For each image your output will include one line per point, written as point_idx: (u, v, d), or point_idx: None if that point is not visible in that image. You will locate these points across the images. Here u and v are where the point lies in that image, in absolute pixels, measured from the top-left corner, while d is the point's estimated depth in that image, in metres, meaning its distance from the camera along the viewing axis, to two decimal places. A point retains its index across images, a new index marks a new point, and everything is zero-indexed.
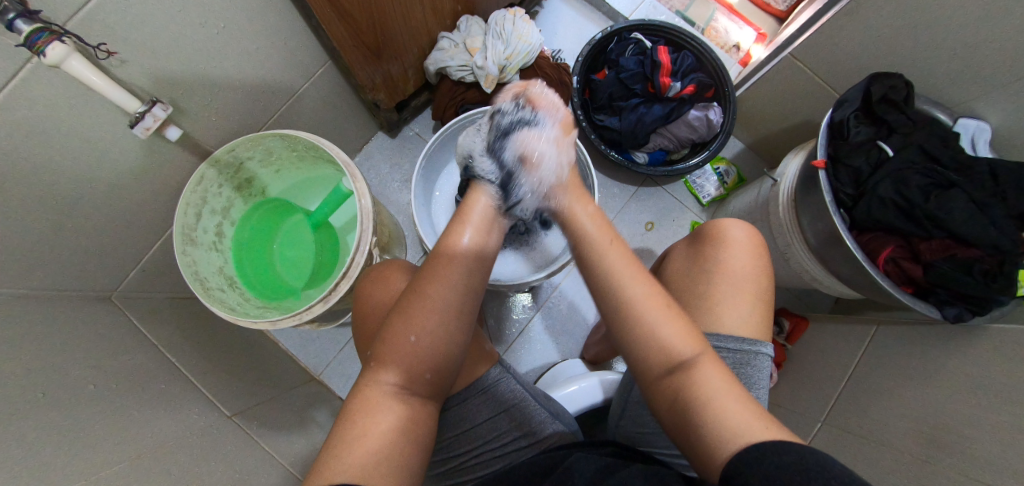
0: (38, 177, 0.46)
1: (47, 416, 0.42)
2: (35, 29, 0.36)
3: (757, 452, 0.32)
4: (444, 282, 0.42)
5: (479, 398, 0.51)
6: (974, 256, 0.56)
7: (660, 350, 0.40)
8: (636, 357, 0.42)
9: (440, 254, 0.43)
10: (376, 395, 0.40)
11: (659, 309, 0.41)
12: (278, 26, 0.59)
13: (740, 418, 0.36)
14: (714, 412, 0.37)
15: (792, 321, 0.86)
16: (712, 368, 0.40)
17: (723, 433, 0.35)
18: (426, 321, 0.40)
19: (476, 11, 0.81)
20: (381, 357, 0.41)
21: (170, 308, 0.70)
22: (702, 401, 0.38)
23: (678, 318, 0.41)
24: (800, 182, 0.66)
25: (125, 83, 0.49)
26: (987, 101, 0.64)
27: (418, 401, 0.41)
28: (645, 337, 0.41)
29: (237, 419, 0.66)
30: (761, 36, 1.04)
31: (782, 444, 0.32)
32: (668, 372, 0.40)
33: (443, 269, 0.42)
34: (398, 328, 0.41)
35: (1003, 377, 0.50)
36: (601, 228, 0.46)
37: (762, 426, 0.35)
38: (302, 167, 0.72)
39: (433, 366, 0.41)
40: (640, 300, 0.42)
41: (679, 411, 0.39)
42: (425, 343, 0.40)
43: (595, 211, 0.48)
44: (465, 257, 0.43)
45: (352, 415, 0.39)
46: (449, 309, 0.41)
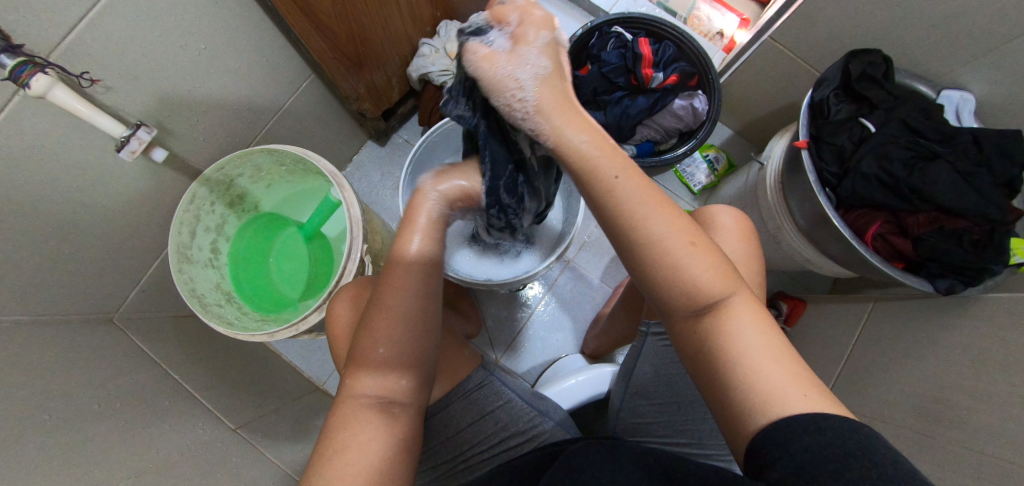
0: (32, 206, 0.48)
1: (53, 438, 0.43)
2: (19, 62, 0.38)
3: (788, 432, 0.30)
4: (404, 292, 0.42)
5: (462, 401, 0.52)
6: (964, 227, 0.56)
7: (685, 293, 0.35)
8: (662, 299, 0.37)
9: (392, 264, 0.43)
10: (354, 409, 0.40)
11: (687, 248, 0.35)
12: (259, 43, 0.60)
13: (770, 381, 0.34)
14: (746, 373, 0.34)
15: (790, 304, 0.86)
16: (743, 309, 0.36)
17: (755, 400, 0.33)
18: (392, 333, 0.41)
19: (456, 16, 0.82)
20: (357, 370, 0.41)
21: (172, 327, 0.71)
22: (729, 355, 0.35)
23: (708, 253, 0.36)
24: (785, 163, 0.66)
25: (113, 109, 0.50)
26: (968, 72, 0.64)
27: (402, 410, 0.42)
28: (671, 276, 0.35)
29: (241, 431, 0.67)
30: (744, 22, 1.04)
31: (815, 420, 0.30)
32: (695, 314, 0.36)
33: (400, 275, 0.42)
34: (365, 343, 0.41)
35: (999, 346, 0.49)
36: (607, 151, 0.35)
37: (798, 393, 0.33)
38: (292, 180, 0.73)
39: (409, 373, 0.42)
40: (667, 237, 0.34)
41: (706, 363, 0.36)
42: (393, 354, 0.41)
43: (590, 140, 0.34)
44: (417, 265, 0.43)
45: (334, 434, 0.39)
46: (410, 317, 0.42)
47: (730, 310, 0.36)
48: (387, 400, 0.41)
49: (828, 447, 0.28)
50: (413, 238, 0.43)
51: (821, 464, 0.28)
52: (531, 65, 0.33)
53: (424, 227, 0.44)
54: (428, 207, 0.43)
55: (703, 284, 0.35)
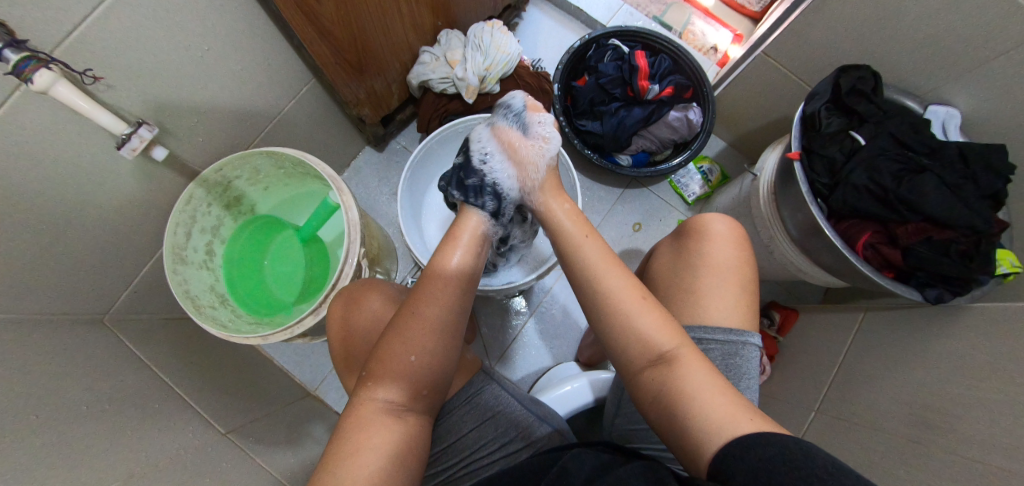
0: (27, 202, 0.47)
1: (39, 437, 0.42)
2: (23, 57, 0.38)
3: (742, 446, 0.32)
4: (440, 301, 0.44)
5: (464, 407, 0.53)
6: (951, 237, 0.56)
7: (639, 342, 0.42)
8: (623, 353, 0.43)
9: (434, 271, 0.46)
10: (371, 412, 0.40)
11: (636, 302, 0.44)
12: (262, 46, 0.60)
13: (720, 409, 0.36)
14: (700, 406, 0.37)
15: (782, 313, 0.87)
16: (692, 357, 0.41)
17: (708, 427, 0.36)
18: (422, 338, 0.43)
19: (456, 25, 0.83)
20: (380, 374, 0.42)
21: (163, 328, 0.70)
22: (684, 394, 0.38)
23: (655, 308, 0.43)
24: (778, 174, 0.67)
25: (114, 107, 0.50)
26: (952, 88, 0.66)
27: (412, 418, 0.43)
28: (624, 329, 0.43)
29: (231, 436, 0.66)
30: (737, 38, 1.07)
31: (765, 436, 0.32)
32: (652, 364, 0.41)
33: (438, 286, 0.45)
34: (395, 347, 0.42)
35: (987, 356, 0.50)
36: (579, 222, 0.50)
37: (745, 418, 0.35)
38: (289, 183, 0.73)
39: (426, 386, 0.44)
40: (619, 290, 0.44)
41: (665, 405, 0.39)
42: (423, 362, 0.43)
43: (571, 208, 0.52)
44: (457, 276, 0.46)
45: (346, 434, 0.39)
46: (443, 327, 0.44)
47: (680, 360, 0.40)
48: (400, 407, 0.42)
49: (773, 456, 0.30)
50: (454, 252, 0.48)
51: (768, 469, 0.29)
52: (543, 158, 0.55)
53: (462, 245, 0.49)
54: (472, 229, 0.50)
55: (652, 335, 0.42)
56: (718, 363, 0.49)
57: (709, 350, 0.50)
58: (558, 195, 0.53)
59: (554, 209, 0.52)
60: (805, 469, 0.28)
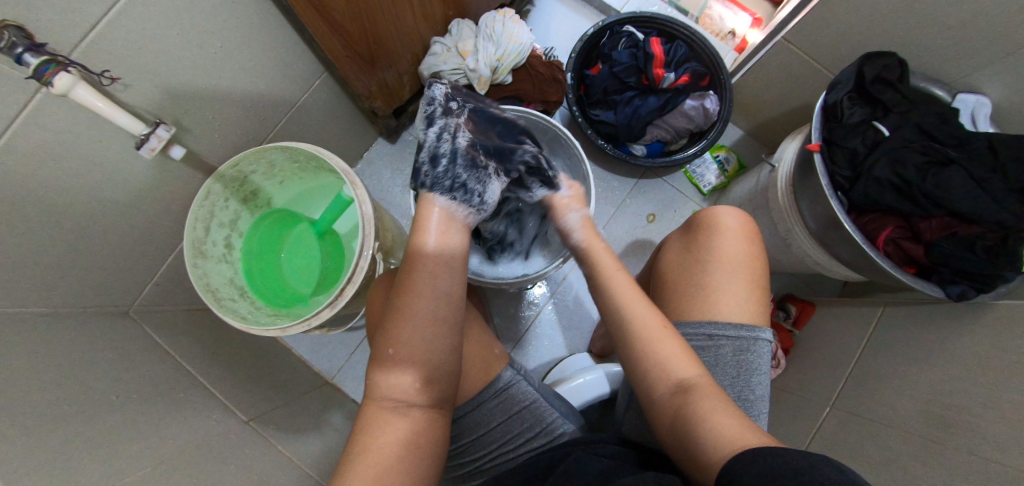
0: (51, 202, 0.49)
1: (71, 428, 0.44)
2: (42, 61, 0.38)
3: (751, 457, 0.32)
4: (416, 295, 0.44)
5: (494, 400, 0.52)
6: (977, 233, 0.55)
7: (657, 366, 0.45)
8: (644, 378, 0.45)
9: (413, 257, 0.47)
10: (375, 411, 0.42)
11: (655, 329, 0.46)
12: (274, 42, 0.60)
13: (725, 428, 0.37)
14: (704, 427, 0.38)
15: (798, 307, 0.86)
16: (706, 390, 0.42)
17: (709, 445, 0.36)
18: (405, 331, 0.43)
19: (467, 15, 0.82)
20: (377, 373, 0.43)
21: (185, 320, 0.73)
22: (696, 416, 0.39)
23: (673, 338, 0.46)
24: (796, 166, 0.66)
25: (132, 107, 0.51)
26: (983, 75, 0.63)
27: (423, 413, 0.43)
28: (643, 356, 0.45)
29: (254, 424, 0.68)
30: (756, 21, 1.04)
31: (770, 451, 0.32)
32: (671, 391, 0.43)
33: (416, 281, 0.45)
34: (379, 344, 0.44)
35: (1010, 355, 0.49)
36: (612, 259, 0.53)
37: (755, 439, 0.36)
38: (304, 177, 0.74)
39: (422, 376, 0.43)
40: (641, 318, 0.47)
41: (675, 421, 0.41)
42: (403, 354, 0.43)
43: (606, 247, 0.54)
44: (427, 263, 0.46)
45: (359, 434, 0.41)
46: (427, 319, 0.43)
47: (697, 388, 0.42)
48: (406, 405, 0.42)
49: (780, 463, 0.30)
50: (426, 237, 0.48)
51: (775, 474, 0.29)
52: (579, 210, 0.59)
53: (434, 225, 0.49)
54: (435, 214, 0.50)
55: (668, 363, 0.44)
56: (729, 361, 0.49)
57: (720, 346, 0.49)
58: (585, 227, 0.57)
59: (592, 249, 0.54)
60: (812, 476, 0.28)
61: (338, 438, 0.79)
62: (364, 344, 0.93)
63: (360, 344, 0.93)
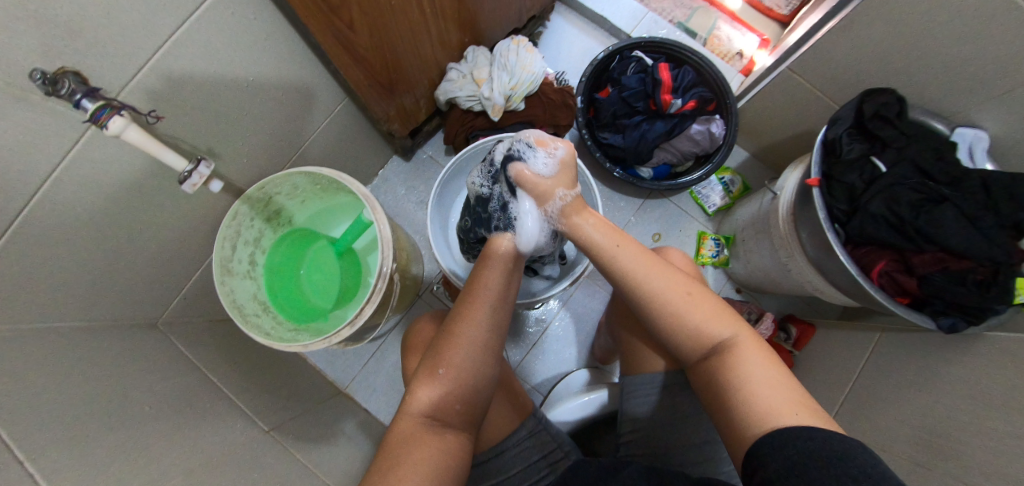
0: (93, 227, 0.52)
1: (112, 439, 0.48)
2: (99, 106, 0.42)
3: (789, 433, 0.37)
4: (469, 321, 0.49)
5: (517, 448, 0.58)
6: (968, 267, 0.57)
7: (693, 334, 0.48)
8: (679, 344, 0.49)
9: (472, 282, 0.53)
10: (412, 428, 0.46)
11: (682, 296, 0.48)
12: (300, 73, 0.64)
13: (765, 401, 0.41)
14: (747, 389, 0.43)
15: (799, 328, 0.89)
16: (744, 347, 0.46)
17: (752, 420, 0.41)
18: (457, 357, 0.48)
19: (482, 41, 0.85)
20: (423, 390, 0.47)
21: (209, 332, 0.76)
22: (738, 381, 0.44)
23: (704, 300, 0.49)
24: (797, 197, 0.68)
25: (170, 138, 0.54)
26: (981, 110, 0.66)
27: (452, 435, 0.47)
28: (679, 326, 0.48)
29: (274, 433, 0.71)
30: (764, 43, 1.07)
31: (807, 430, 0.37)
32: (708, 357, 0.47)
33: (471, 310, 0.50)
34: (432, 363, 0.49)
35: (998, 387, 0.52)
36: (608, 230, 0.54)
37: (790, 408, 0.40)
38: (324, 198, 0.77)
39: (461, 399, 0.48)
40: (667, 290, 0.49)
41: (717, 392, 0.45)
42: (453, 375, 0.48)
43: (595, 220, 0.54)
44: (490, 295, 0.51)
45: (390, 447, 0.44)
46: (473, 346, 0.49)
47: (738, 347, 0.46)
48: (441, 426, 0.47)
49: (820, 447, 0.35)
50: (500, 245, 0.56)
51: (813, 461, 0.34)
52: (562, 192, 0.55)
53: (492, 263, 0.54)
54: (503, 249, 0.56)
55: (707, 327, 0.47)
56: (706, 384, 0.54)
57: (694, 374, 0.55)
58: (582, 213, 0.56)
59: (581, 226, 0.54)
60: (848, 463, 0.33)
61: (352, 446, 0.82)
62: (376, 355, 0.97)
63: (372, 355, 0.97)
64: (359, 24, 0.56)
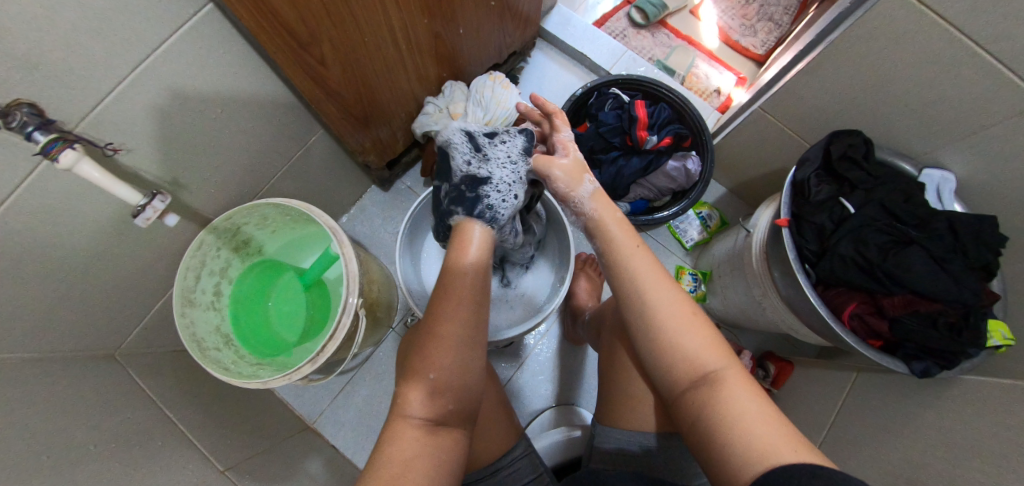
0: (45, 255, 0.51)
1: (50, 477, 0.44)
2: (51, 139, 0.41)
3: (788, 479, 0.36)
4: (454, 315, 0.48)
5: (511, 468, 0.57)
6: (938, 310, 0.57)
7: (688, 356, 0.47)
8: (670, 365, 0.48)
9: (449, 277, 0.52)
10: (404, 428, 0.44)
11: (682, 317, 0.48)
12: (271, 104, 0.64)
13: (763, 441, 0.39)
14: (735, 422, 0.41)
15: (778, 366, 0.88)
16: (735, 378, 0.45)
17: (749, 458, 0.39)
18: (444, 357, 0.47)
19: (461, 76, 0.86)
20: (414, 394, 0.46)
21: (169, 364, 0.74)
22: (728, 414, 0.42)
23: (701, 325, 0.48)
24: (768, 237, 0.68)
25: (132, 168, 0.53)
26: (946, 152, 0.67)
27: (445, 432, 0.46)
28: (673, 348, 0.48)
29: (229, 473, 0.67)
30: (741, 80, 1.10)
31: (815, 470, 0.35)
32: (696, 381, 0.46)
33: (452, 302, 0.49)
34: (422, 363, 0.47)
35: (976, 434, 0.50)
36: (626, 232, 0.54)
37: (792, 449, 0.39)
38: (295, 228, 0.76)
39: (454, 398, 0.47)
40: (665, 307, 0.49)
41: (703, 424, 0.44)
42: (451, 372, 0.47)
43: (621, 218, 0.56)
44: (466, 281, 0.51)
45: (385, 449, 0.42)
46: (462, 341, 0.48)
47: (725, 379, 0.45)
48: (433, 426, 0.45)
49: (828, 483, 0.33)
50: (467, 253, 0.54)
51: None
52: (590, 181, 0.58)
53: (473, 246, 0.56)
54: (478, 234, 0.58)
55: (698, 352, 0.47)
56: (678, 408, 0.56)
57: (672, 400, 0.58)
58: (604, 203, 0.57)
59: (608, 223, 0.55)
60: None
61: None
62: (347, 389, 0.94)
63: (343, 389, 0.94)
64: (330, 59, 0.57)
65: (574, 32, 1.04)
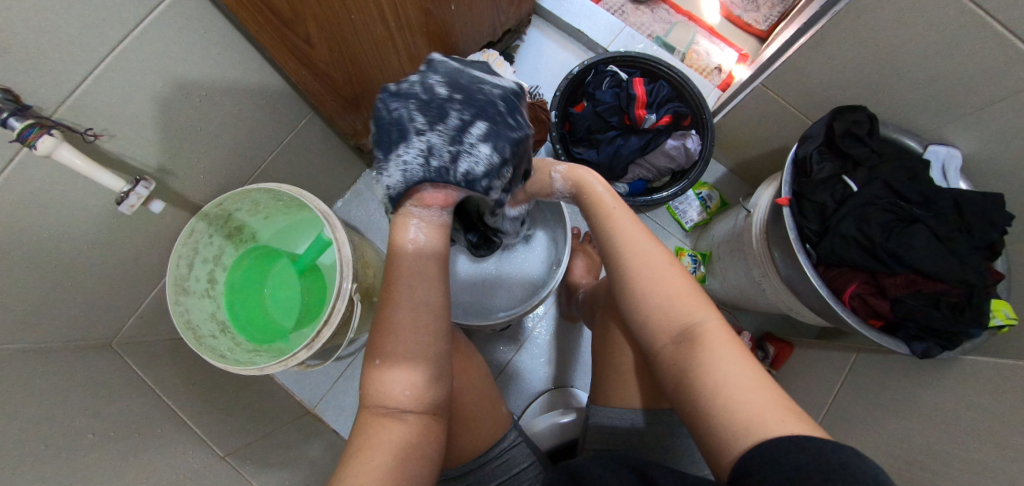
0: (33, 246, 0.50)
1: (48, 467, 0.45)
2: (27, 125, 0.39)
3: (771, 452, 0.35)
4: (400, 301, 0.45)
5: (500, 459, 0.58)
6: (941, 290, 0.56)
7: (665, 315, 0.47)
8: (652, 328, 0.48)
9: (390, 264, 0.47)
10: (372, 417, 0.44)
11: (660, 275, 0.49)
12: (258, 88, 0.63)
13: (750, 408, 0.39)
14: (721, 392, 0.41)
15: (777, 347, 0.88)
16: (718, 341, 0.44)
17: (736, 428, 0.38)
18: (393, 346, 0.44)
19: (454, 55, 0.84)
20: (369, 381, 0.45)
21: (168, 351, 0.74)
22: (711, 381, 0.42)
23: (677, 283, 0.48)
24: (769, 217, 0.67)
25: (117, 156, 0.52)
26: (952, 128, 0.65)
27: (412, 417, 0.44)
28: (654, 308, 0.48)
29: (230, 459, 0.67)
30: (743, 57, 1.07)
31: (797, 441, 0.34)
32: (675, 342, 0.46)
33: (402, 289, 0.46)
34: (370, 351, 0.46)
35: (978, 414, 0.50)
36: (610, 197, 0.55)
37: (779, 418, 0.38)
38: (288, 214, 0.75)
39: (411, 382, 0.44)
40: (646, 270, 0.49)
41: (687, 388, 0.44)
42: (390, 362, 0.44)
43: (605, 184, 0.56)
44: (408, 260, 0.47)
45: (361, 439, 0.43)
46: (409, 325, 0.45)
47: (708, 340, 0.44)
48: (401, 411, 0.44)
49: (808, 455, 0.32)
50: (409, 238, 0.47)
51: (802, 474, 0.31)
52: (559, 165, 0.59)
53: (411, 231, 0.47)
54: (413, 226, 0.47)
55: (676, 307, 0.47)
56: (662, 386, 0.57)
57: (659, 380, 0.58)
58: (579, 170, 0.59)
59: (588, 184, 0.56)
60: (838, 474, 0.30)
61: (316, 471, 0.79)
62: (347, 374, 0.95)
63: (343, 374, 0.95)
64: (316, 39, 0.55)
65: (571, 8, 1.00)
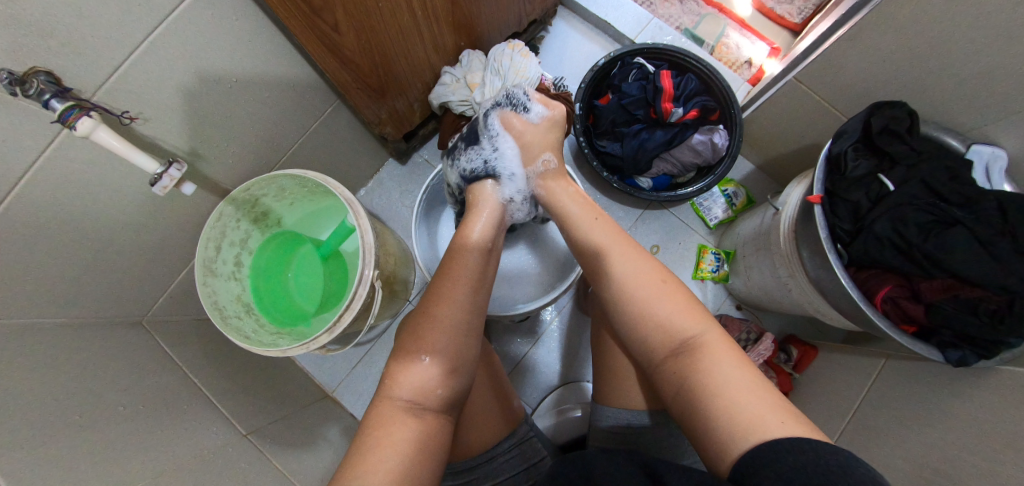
0: (71, 225, 0.52)
1: (82, 437, 0.47)
2: (68, 107, 0.41)
3: (770, 454, 0.34)
4: (450, 301, 0.50)
5: (505, 456, 0.58)
6: (980, 296, 0.54)
7: (660, 328, 0.47)
8: (646, 341, 0.48)
9: (454, 256, 0.53)
10: (392, 410, 0.44)
11: (653, 288, 0.49)
12: (286, 75, 0.63)
13: (750, 412, 0.39)
14: (716, 398, 0.41)
15: (800, 349, 0.86)
16: (714, 348, 0.44)
17: (736, 431, 0.38)
18: (439, 341, 0.47)
19: (479, 45, 0.84)
20: (394, 377, 0.46)
21: (195, 331, 0.76)
22: (708, 388, 0.42)
23: (671, 294, 0.49)
24: (799, 215, 0.65)
25: (151, 140, 0.54)
26: (999, 127, 0.62)
27: (432, 415, 0.45)
28: (648, 317, 0.48)
29: (252, 437, 0.69)
30: (774, 51, 1.03)
31: (798, 445, 0.34)
32: (672, 354, 0.46)
33: (449, 290, 0.50)
34: (410, 346, 0.47)
35: (1014, 426, 0.48)
36: (587, 209, 0.59)
37: (777, 421, 0.37)
38: (312, 201, 0.77)
39: (443, 381, 0.47)
40: (637, 280, 0.50)
41: (686, 398, 0.43)
42: (436, 359, 0.47)
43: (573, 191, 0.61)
44: (473, 250, 0.54)
45: (371, 429, 0.42)
46: (453, 326, 0.49)
47: (702, 348, 0.45)
48: (420, 406, 0.45)
49: (810, 458, 0.32)
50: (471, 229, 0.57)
51: (805, 478, 0.31)
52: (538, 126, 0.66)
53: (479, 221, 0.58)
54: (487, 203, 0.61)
55: (673, 322, 0.47)
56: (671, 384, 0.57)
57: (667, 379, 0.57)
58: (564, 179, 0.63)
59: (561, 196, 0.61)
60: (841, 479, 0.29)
61: (333, 454, 0.81)
62: (366, 360, 0.97)
63: (361, 359, 0.96)
64: (345, 28, 0.55)
65: None
